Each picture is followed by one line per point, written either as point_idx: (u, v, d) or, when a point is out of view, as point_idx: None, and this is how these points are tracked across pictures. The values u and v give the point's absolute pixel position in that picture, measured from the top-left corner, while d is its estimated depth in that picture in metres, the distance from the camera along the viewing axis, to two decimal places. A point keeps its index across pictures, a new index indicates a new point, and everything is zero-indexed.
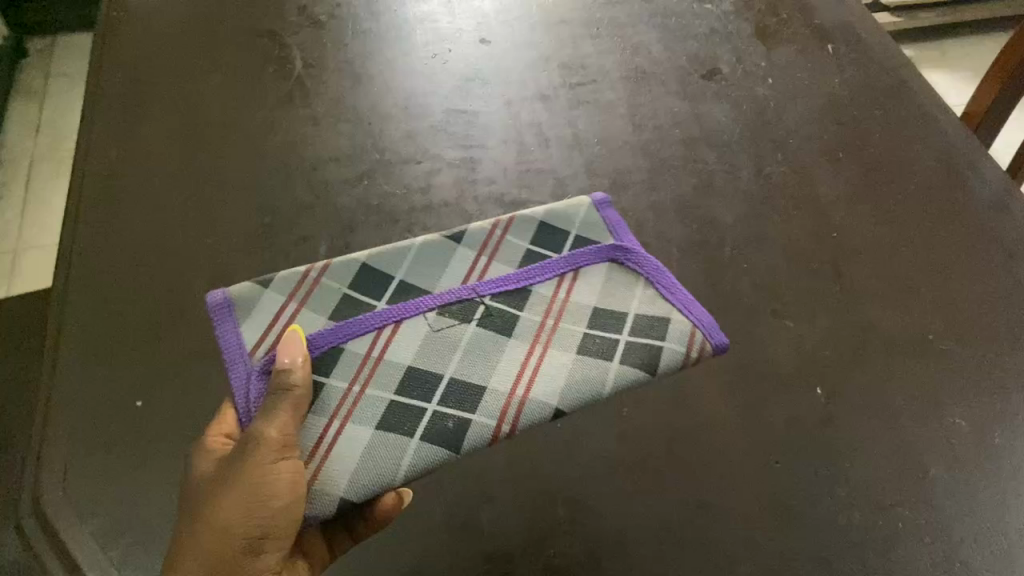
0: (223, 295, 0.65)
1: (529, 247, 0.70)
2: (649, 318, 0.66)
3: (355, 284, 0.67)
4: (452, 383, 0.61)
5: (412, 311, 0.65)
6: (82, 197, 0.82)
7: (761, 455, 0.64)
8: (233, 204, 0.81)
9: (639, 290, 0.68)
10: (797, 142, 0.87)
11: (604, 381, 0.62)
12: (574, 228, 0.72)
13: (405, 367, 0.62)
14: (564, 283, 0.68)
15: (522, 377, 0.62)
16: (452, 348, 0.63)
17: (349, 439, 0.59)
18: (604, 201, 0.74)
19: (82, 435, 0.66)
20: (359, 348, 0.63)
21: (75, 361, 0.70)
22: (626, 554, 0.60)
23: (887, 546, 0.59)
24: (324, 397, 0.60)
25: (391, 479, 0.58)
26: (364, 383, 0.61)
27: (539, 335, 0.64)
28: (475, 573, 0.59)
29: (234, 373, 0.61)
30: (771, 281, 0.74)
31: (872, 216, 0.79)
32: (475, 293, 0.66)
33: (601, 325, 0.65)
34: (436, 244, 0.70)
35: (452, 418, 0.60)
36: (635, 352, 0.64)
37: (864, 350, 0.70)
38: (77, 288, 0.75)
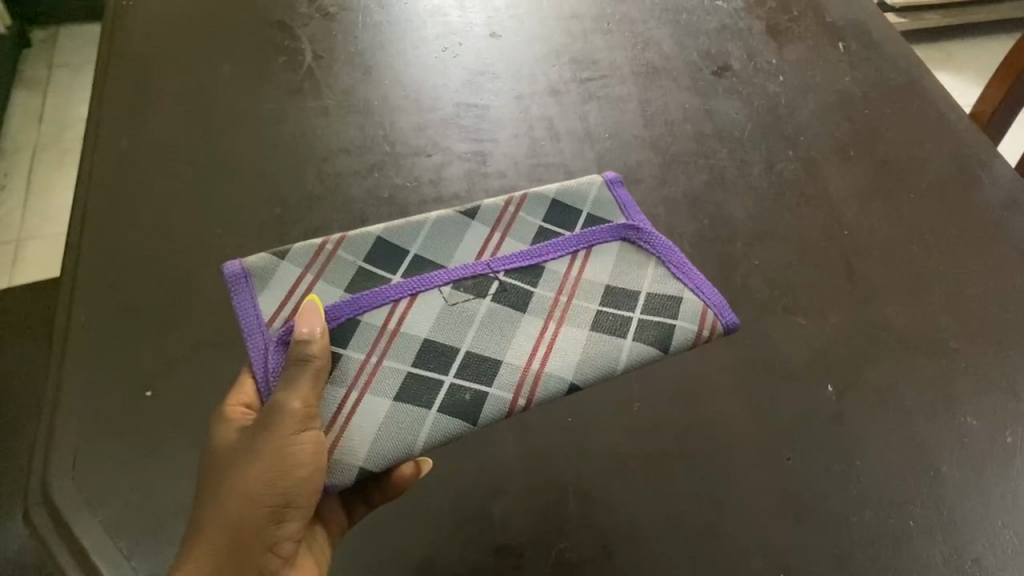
0: (239, 265, 0.64)
1: (543, 225, 0.69)
2: (662, 296, 0.65)
3: (371, 257, 0.66)
4: (468, 357, 0.61)
5: (426, 285, 0.64)
6: (92, 187, 0.81)
7: (773, 451, 0.64)
8: (243, 195, 0.81)
9: (650, 269, 0.67)
10: (809, 139, 0.86)
11: (617, 357, 0.62)
12: (585, 206, 0.71)
13: (421, 340, 0.61)
14: (577, 261, 0.67)
15: (538, 351, 0.61)
16: (468, 322, 0.62)
17: (367, 410, 0.58)
18: (615, 179, 0.73)
19: (92, 424, 0.66)
20: (377, 320, 0.62)
21: (85, 350, 0.70)
22: (637, 548, 0.60)
23: (899, 544, 0.59)
24: (342, 367, 0.59)
25: (411, 448, 0.57)
26: (382, 354, 0.60)
27: (552, 311, 0.63)
28: (486, 564, 0.59)
29: (252, 344, 0.61)
30: (782, 277, 0.74)
31: (884, 213, 0.79)
32: (490, 269, 0.65)
33: (614, 302, 0.64)
34: (449, 219, 0.69)
35: (468, 391, 0.59)
36: (648, 330, 0.63)
37: (876, 347, 0.70)
38: (87, 277, 0.74)
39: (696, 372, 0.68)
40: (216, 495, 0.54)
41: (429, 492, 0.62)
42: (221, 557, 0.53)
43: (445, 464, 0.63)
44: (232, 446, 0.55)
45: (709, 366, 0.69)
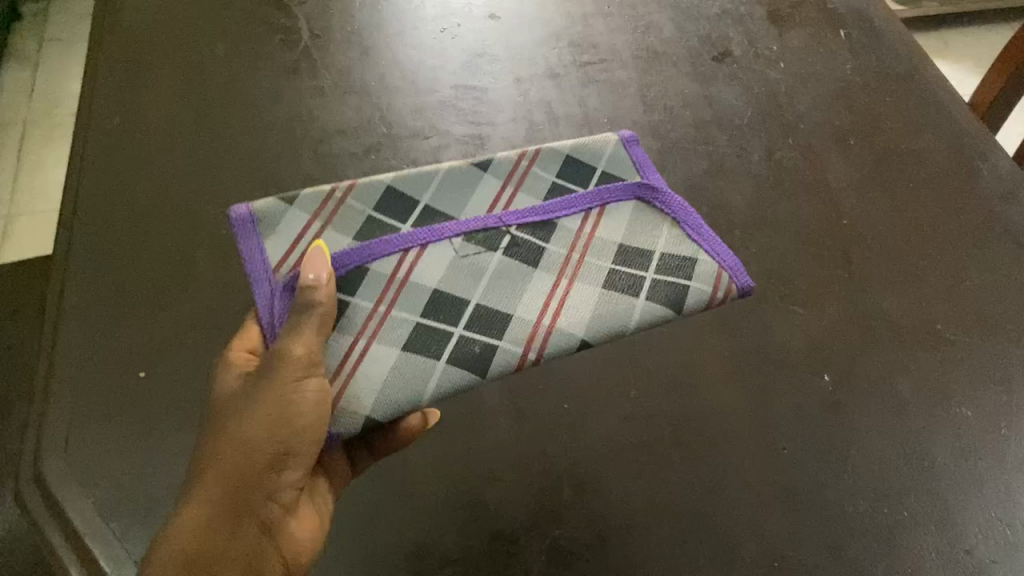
0: (246, 209, 0.61)
1: (556, 180, 0.66)
2: (675, 256, 0.63)
3: (381, 206, 0.63)
4: (479, 309, 0.59)
5: (437, 236, 0.61)
6: (84, 165, 0.80)
7: (769, 441, 0.64)
8: (239, 175, 0.80)
9: (665, 229, 0.64)
10: (809, 127, 0.86)
11: (628, 316, 0.60)
12: (599, 163, 0.68)
13: (430, 291, 0.59)
14: (591, 217, 0.64)
15: (550, 307, 0.59)
16: (477, 275, 0.60)
17: (372, 359, 0.56)
18: (631, 139, 0.70)
19: (85, 405, 0.65)
20: (385, 269, 0.59)
21: (77, 330, 0.69)
22: (631, 536, 0.60)
23: (892, 534, 0.59)
24: (349, 316, 0.57)
25: (419, 399, 0.56)
26: (390, 305, 0.58)
27: (565, 267, 0.61)
28: (481, 551, 0.59)
29: (257, 291, 0.58)
30: (780, 267, 0.74)
31: (882, 203, 0.79)
32: (502, 222, 0.62)
33: (627, 261, 0.62)
34: (458, 168, 0.65)
35: (477, 345, 0.57)
36: (660, 289, 0.61)
37: (872, 337, 0.69)
38: (79, 256, 0.74)
39: (693, 361, 0.68)
40: (215, 443, 0.54)
41: (424, 476, 0.62)
42: (219, 503, 0.53)
43: (440, 449, 0.63)
44: (236, 391, 0.56)
45: (705, 355, 0.68)
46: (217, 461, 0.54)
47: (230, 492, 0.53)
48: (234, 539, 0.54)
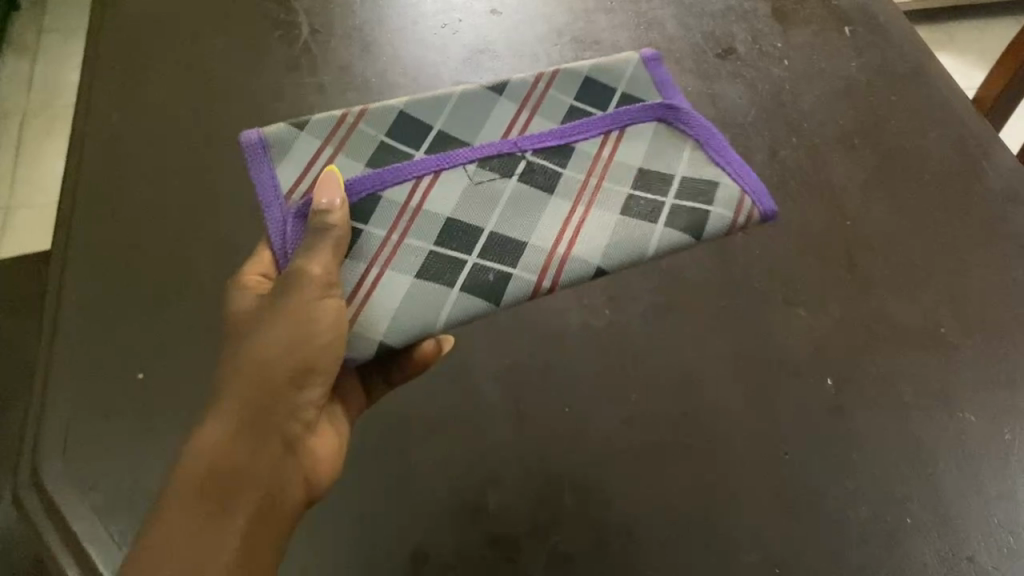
0: (257, 134, 0.68)
1: (573, 102, 0.72)
2: (690, 178, 0.67)
3: (394, 135, 0.69)
4: (493, 237, 0.63)
5: (451, 162, 0.66)
6: (82, 163, 0.80)
7: (771, 446, 0.63)
8: (238, 173, 0.80)
9: (685, 152, 0.69)
10: (813, 126, 0.85)
11: (643, 242, 0.64)
12: (620, 85, 0.73)
13: (444, 218, 0.64)
14: (609, 140, 0.69)
15: (565, 233, 0.64)
16: (491, 201, 0.65)
17: (388, 284, 0.61)
18: (655, 60, 0.74)
19: (83, 407, 0.65)
20: (398, 197, 0.64)
21: (75, 331, 0.69)
22: (631, 540, 0.59)
23: (893, 540, 0.59)
24: (363, 242, 0.63)
25: (434, 323, 0.61)
26: (403, 232, 0.63)
27: (581, 194, 0.66)
28: (480, 555, 0.58)
29: (270, 215, 0.65)
30: (782, 269, 0.74)
31: (886, 203, 0.78)
32: (518, 148, 0.67)
33: (646, 186, 0.66)
34: (469, 93, 0.71)
35: (491, 272, 0.62)
36: (679, 214, 0.65)
37: (875, 340, 0.69)
38: (78, 256, 0.73)
39: (695, 364, 0.68)
40: (238, 359, 0.56)
41: (423, 479, 0.61)
42: (243, 416, 0.55)
43: (439, 451, 0.63)
44: (253, 311, 0.60)
45: (707, 357, 0.68)
46: (239, 377, 0.56)
47: (255, 406, 0.55)
48: (257, 456, 0.54)
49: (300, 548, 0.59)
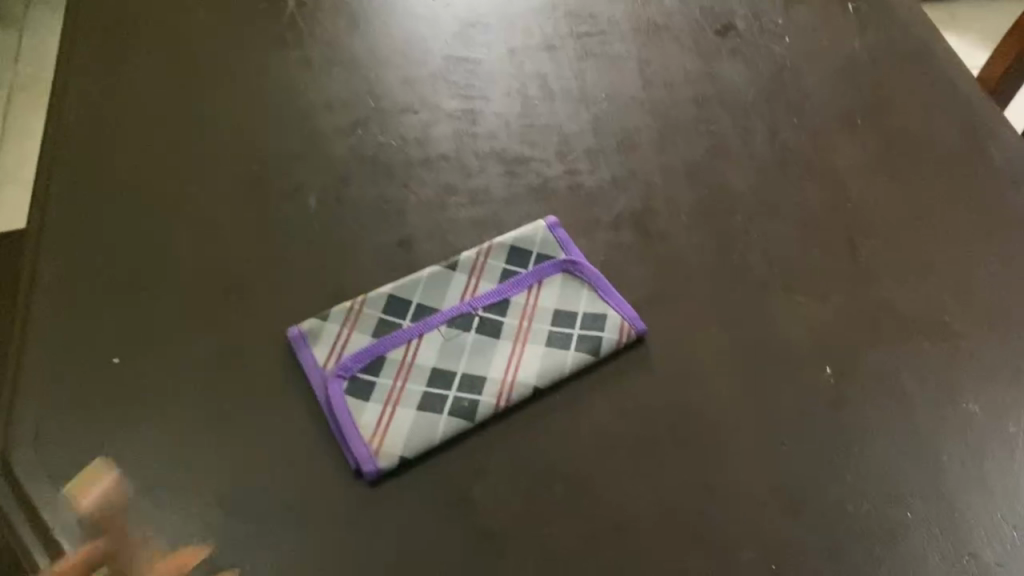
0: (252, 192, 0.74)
1: (506, 266, 0.69)
2: (598, 310, 0.66)
3: (389, 309, 0.66)
4: (466, 377, 0.62)
5: (423, 329, 0.65)
6: (57, 140, 0.77)
7: (769, 438, 0.61)
8: (220, 152, 0.77)
9: (582, 298, 0.67)
10: (815, 105, 0.82)
11: (564, 369, 0.63)
12: (534, 247, 0.70)
13: (429, 368, 0.63)
14: (530, 296, 0.67)
15: (511, 361, 0.63)
16: (459, 351, 0.64)
17: (398, 421, 0.60)
18: (556, 222, 0.72)
19: (56, 393, 0.62)
20: (398, 355, 0.63)
21: (50, 315, 0.66)
22: (624, 536, 0.57)
23: (895, 537, 0.57)
24: (374, 391, 0.61)
25: (435, 437, 0.60)
26: (406, 377, 0.62)
27: (517, 340, 0.65)
28: (467, 550, 0.56)
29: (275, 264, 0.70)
30: (783, 254, 0.71)
31: (889, 188, 0.76)
32: (471, 308, 0.66)
33: (562, 331, 0.65)
34: (431, 275, 0.68)
35: (467, 399, 0.61)
36: (589, 339, 0.65)
37: (877, 328, 0.67)
38: (52, 236, 0.71)
39: (691, 353, 0.65)
40: None
41: (409, 471, 0.59)
42: None
43: None
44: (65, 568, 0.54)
45: (704, 346, 0.66)
46: None
47: None
48: None
49: (279, 542, 0.56)
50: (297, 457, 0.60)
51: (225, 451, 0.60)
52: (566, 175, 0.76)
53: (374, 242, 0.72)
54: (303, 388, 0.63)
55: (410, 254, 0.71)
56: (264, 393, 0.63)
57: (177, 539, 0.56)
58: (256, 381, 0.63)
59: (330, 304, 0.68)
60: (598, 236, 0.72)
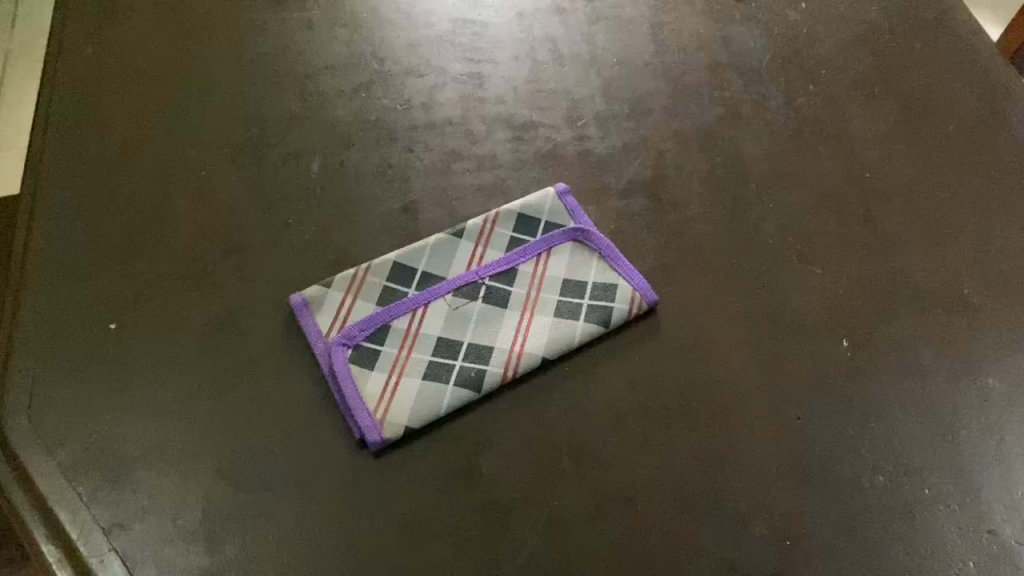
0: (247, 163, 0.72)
1: (513, 233, 0.67)
2: (609, 280, 0.64)
3: (394, 277, 0.64)
4: (472, 347, 0.61)
5: (428, 298, 0.63)
6: (52, 101, 0.75)
7: (782, 411, 0.60)
8: (219, 115, 0.75)
9: (592, 267, 0.65)
10: (831, 73, 0.80)
11: (573, 340, 0.61)
12: (542, 215, 0.68)
13: (435, 338, 0.61)
14: (540, 265, 0.65)
15: (519, 331, 0.61)
16: (465, 321, 0.62)
17: (403, 392, 0.58)
18: (565, 189, 0.70)
19: (50, 359, 0.61)
20: (401, 325, 0.61)
21: (44, 279, 0.64)
22: (634, 509, 0.56)
23: (911, 513, 0.56)
24: (377, 361, 0.60)
25: (439, 408, 0.58)
26: (411, 347, 0.60)
27: (525, 309, 0.63)
28: (473, 523, 0.55)
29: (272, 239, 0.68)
30: (798, 224, 0.69)
31: (907, 157, 0.73)
32: (478, 276, 0.64)
33: (571, 299, 0.63)
34: (437, 242, 0.66)
35: (473, 370, 0.60)
36: (599, 309, 0.63)
37: (894, 300, 0.65)
38: (47, 199, 0.69)
39: (703, 324, 0.64)
40: None
41: (413, 441, 0.58)
42: None
43: None
44: None
45: (716, 317, 0.64)
46: None
47: None
48: None
49: (278, 512, 0.55)
50: (300, 426, 0.58)
51: (225, 419, 0.58)
52: (576, 141, 0.74)
53: (377, 207, 0.70)
54: (305, 356, 0.61)
55: (414, 220, 0.69)
56: (266, 361, 0.61)
57: (175, 509, 0.55)
58: (256, 348, 0.62)
59: (333, 271, 0.66)
60: (607, 204, 0.70)
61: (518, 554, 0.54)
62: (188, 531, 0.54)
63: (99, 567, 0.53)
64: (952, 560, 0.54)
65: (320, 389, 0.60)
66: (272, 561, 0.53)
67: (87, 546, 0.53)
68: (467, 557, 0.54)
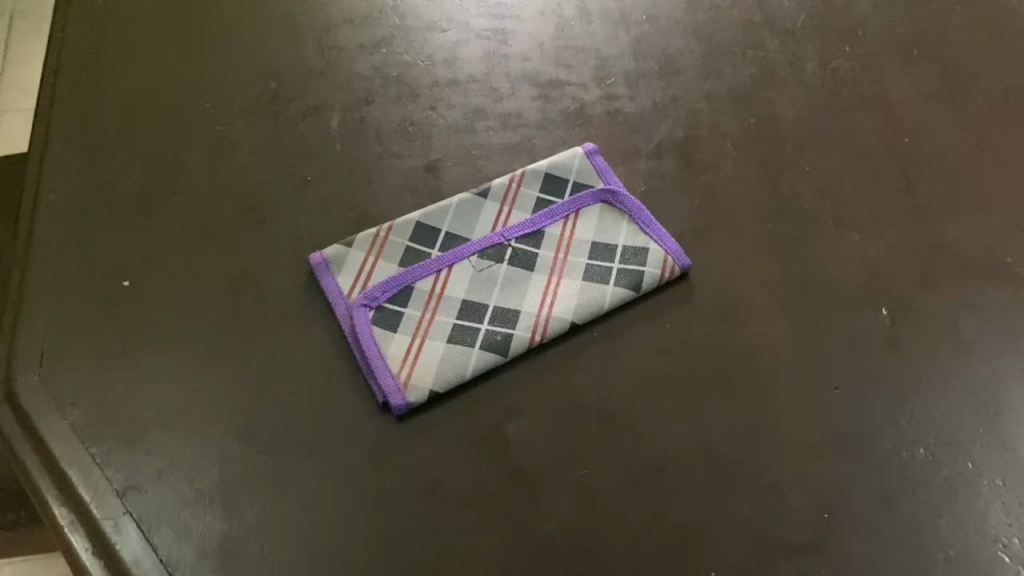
0: (264, 119, 0.69)
1: (540, 194, 0.64)
2: (639, 243, 0.62)
3: (417, 238, 0.62)
4: (498, 311, 0.59)
5: (453, 259, 0.61)
6: (61, 52, 0.72)
7: (820, 380, 0.58)
8: (235, 69, 0.72)
9: (621, 230, 0.63)
10: (869, 34, 0.77)
11: (602, 305, 0.59)
12: (569, 175, 0.66)
13: (459, 301, 0.59)
14: (568, 227, 0.63)
15: (547, 295, 0.59)
16: (491, 283, 0.60)
17: (427, 356, 0.56)
18: (594, 149, 0.67)
19: (62, 317, 0.59)
20: (424, 287, 0.59)
21: (55, 235, 0.62)
22: (667, 479, 0.54)
23: (953, 487, 0.54)
24: (400, 324, 0.57)
25: (465, 372, 0.56)
26: (435, 310, 0.58)
27: (552, 272, 0.60)
28: (500, 490, 0.53)
29: (290, 196, 0.65)
30: (835, 189, 0.67)
31: (948, 120, 0.71)
32: (504, 237, 0.62)
33: (601, 263, 0.61)
34: (461, 202, 0.64)
35: (500, 333, 0.57)
36: (630, 273, 0.60)
37: (934, 269, 0.63)
38: (57, 153, 0.66)
39: (737, 290, 0.61)
40: None
41: (437, 406, 0.56)
42: None
43: None
44: None
45: (750, 283, 0.62)
46: None
47: None
48: None
49: (298, 478, 0.53)
50: (320, 389, 0.56)
51: (242, 381, 0.56)
52: (604, 100, 0.72)
53: (399, 165, 0.67)
54: (326, 317, 0.59)
55: (438, 179, 0.67)
56: (285, 322, 0.59)
57: (192, 472, 0.53)
58: (275, 308, 0.60)
59: (354, 231, 0.64)
60: (637, 165, 0.68)
61: (546, 524, 0.52)
62: (205, 494, 0.52)
63: (113, 530, 0.51)
64: (996, 535, 0.52)
65: (341, 351, 0.58)
66: (292, 526, 0.51)
67: (101, 509, 0.52)
68: (493, 525, 0.52)
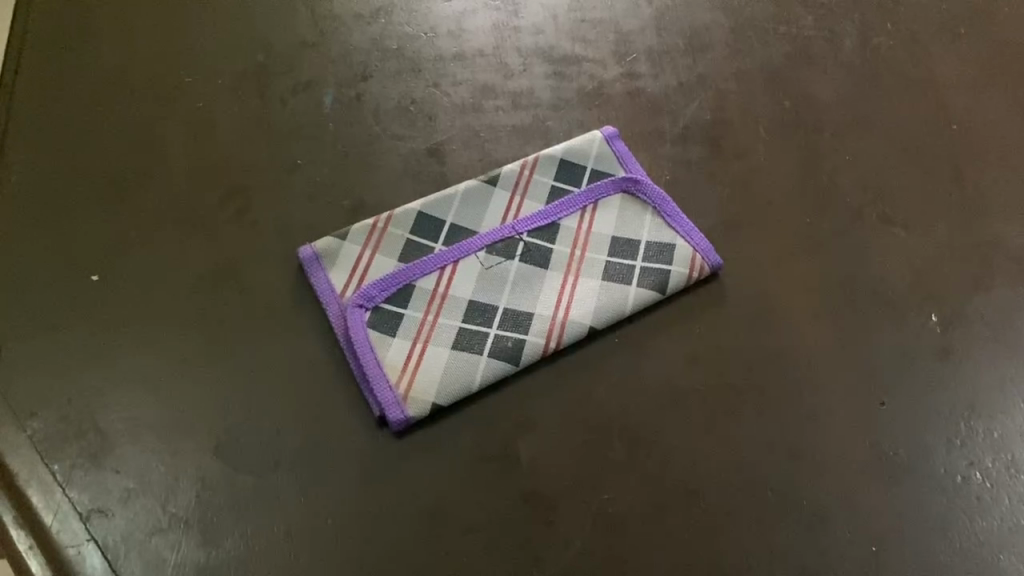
0: (252, 95, 0.63)
1: (555, 183, 0.58)
2: (664, 239, 0.56)
3: (419, 230, 0.56)
4: (509, 313, 0.53)
5: (459, 255, 0.54)
6: (29, 19, 0.65)
7: (865, 394, 0.52)
8: (220, 40, 0.66)
9: (644, 223, 0.57)
10: (912, 9, 0.70)
11: (624, 308, 0.53)
12: (587, 162, 0.59)
13: (466, 302, 0.53)
14: (585, 220, 0.57)
15: (563, 296, 0.53)
16: (500, 282, 0.54)
17: (429, 364, 0.50)
18: (614, 133, 0.61)
19: (23, 315, 0.52)
20: (427, 286, 0.53)
21: (17, 221, 0.56)
22: (696, 505, 0.48)
23: (1015, 516, 0.48)
24: (400, 327, 0.51)
25: (471, 383, 0.50)
26: (439, 312, 0.52)
27: (568, 270, 0.54)
28: (511, 517, 0.47)
29: (279, 180, 0.59)
30: (878, 179, 0.61)
31: (1001, 105, 0.65)
32: (515, 230, 0.56)
33: (622, 261, 0.55)
34: (468, 191, 0.57)
35: (510, 339, 0.51)
36: (654, 272, 0.54)
37: (987, 269, 0.57)
38: (22, 130, 0.60)
39: (772, 292, 0.56)
40: None
41: (441, 420, 0.50)
42: None
43: None
44: None
45: (787, 285, 0.56)
46: None
47: None
48: None
49: (284, 501, 0.47)
50: (310, 400, 0.50)
51: (223, 390, 0.50)
52: (624, 79, 0.66)
53: (399, 148, 0.61)
54: (316, 318, 0.53)
55: (441, 164, 0.60)
56: (271, 323, 0.53)
57: (166, 493, 0.47)
58: (260, 307, 0.54)
59: (349, 220, 0.57)
60: (661, 151, 0.62)
61: (563, 557, 0.46)
62: (180, 519, 0.46)
63: (75, 559, 0.45)
64: None
65: (333, 357, 0.52)
66: (277, 557, 0.46)
67: (62, 535, 0.46)
68: (504, 557, 0.46)
